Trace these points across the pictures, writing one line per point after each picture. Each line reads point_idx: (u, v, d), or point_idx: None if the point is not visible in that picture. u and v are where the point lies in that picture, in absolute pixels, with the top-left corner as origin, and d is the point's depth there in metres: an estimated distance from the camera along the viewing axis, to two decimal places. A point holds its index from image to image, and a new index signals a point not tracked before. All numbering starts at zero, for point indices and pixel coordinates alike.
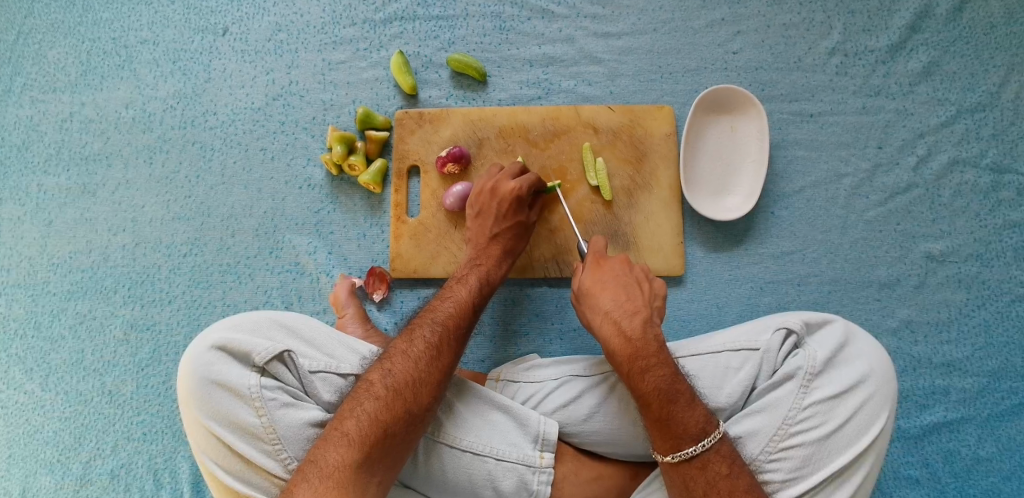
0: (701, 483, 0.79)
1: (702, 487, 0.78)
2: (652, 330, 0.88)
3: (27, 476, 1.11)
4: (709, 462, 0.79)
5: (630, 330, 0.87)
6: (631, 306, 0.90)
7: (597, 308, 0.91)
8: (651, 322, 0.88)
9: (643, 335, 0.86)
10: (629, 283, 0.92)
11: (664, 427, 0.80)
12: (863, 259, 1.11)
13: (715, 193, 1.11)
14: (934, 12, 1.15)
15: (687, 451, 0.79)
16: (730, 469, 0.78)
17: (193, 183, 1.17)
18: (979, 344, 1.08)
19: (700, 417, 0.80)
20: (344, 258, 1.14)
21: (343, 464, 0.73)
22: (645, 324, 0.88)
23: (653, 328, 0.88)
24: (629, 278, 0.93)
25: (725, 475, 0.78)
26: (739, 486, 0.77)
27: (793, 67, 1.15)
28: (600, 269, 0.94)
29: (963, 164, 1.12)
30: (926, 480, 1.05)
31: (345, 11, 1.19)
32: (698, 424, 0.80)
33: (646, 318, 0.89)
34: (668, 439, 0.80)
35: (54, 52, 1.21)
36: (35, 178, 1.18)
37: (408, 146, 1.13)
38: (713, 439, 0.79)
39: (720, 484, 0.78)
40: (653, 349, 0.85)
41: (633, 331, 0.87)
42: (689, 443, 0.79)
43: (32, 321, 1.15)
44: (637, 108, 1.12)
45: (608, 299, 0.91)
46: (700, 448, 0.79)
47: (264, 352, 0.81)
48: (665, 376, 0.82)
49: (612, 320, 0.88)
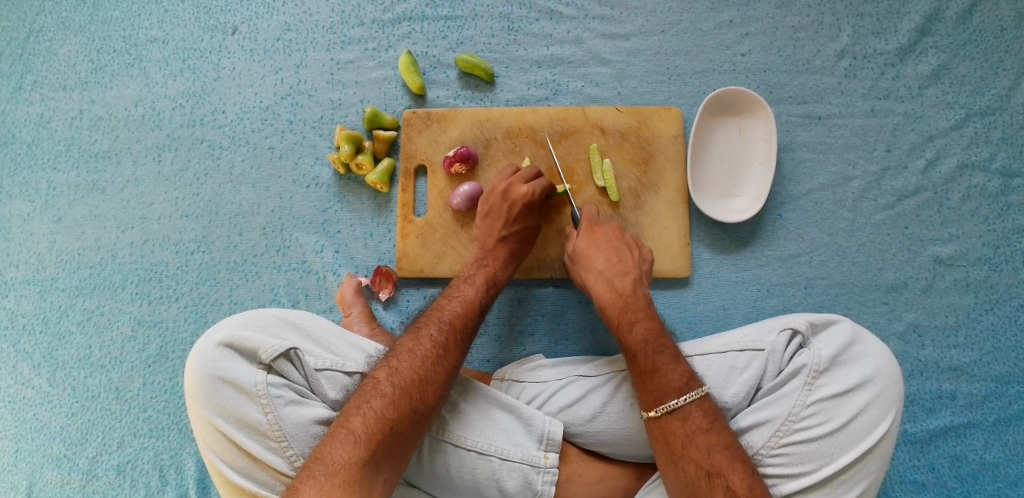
0: (680, 439, 0.80)
1: (681, 441, 0.80)
2: (641, 289, 0.95)
3: (34, 470, 1.11)
4: (689, 415, 0.81)
5: (621, 288, 0.94)
6: (622, 267, 0.97)
7: (590, 268, 0.98)
8: (640, 282, 0.96)
9: (633, 292, 0.94)
10: (621, 248, 0.99)
11: (650, 377, 0.84)
12: (870, 262, 1.11)
13: (722, 195, 1.11)
14: (944, 15, 1.14)
15: (669, 404, 0.81)
16: (711, 424, 0.80)
17: (202, 181, 1.18)
18: (986, 348, 1.08)
19: (683, 373, 0.84)
20: (351, 256, 1.14)
21: (349, 461, 0.74)
22: (635, 283, 0.95)
23: (642, 288, 0.95)
24: (620, 243, 1.00)
25: (705, 429, 0.80)
26: (718, 442, 0.78)
27: (801, 69, 1.15)
28: (593, 235, 1.00)
29: (973, 168, 1.11)
30: (932, 485, 1.05)
31: (354, 11, 1.19)
32: (681, 380, 0.83)
33: (636, 279, 0.96)
34: (653, 391, 0.83)
35: (66, 50, 1.22)
36: (45, 175, 1.19)
37: (416, 145, 1.14)
38: (696, 394, 0.82)
39: (699, 438, 0.79)
40: (642, 305, 0.93)
41: (624, 289, 0.94)
42: (672, 397, 0.82)
43: (40, 316, 1.15)
44: (644, 109, 1.12)
45: (601, 260, 0.97)
46: (682, 401, 0.81)
47: (271, 349, 0.82)
48: (652, 329, 0.89)
49: (604, 279, 0.95)
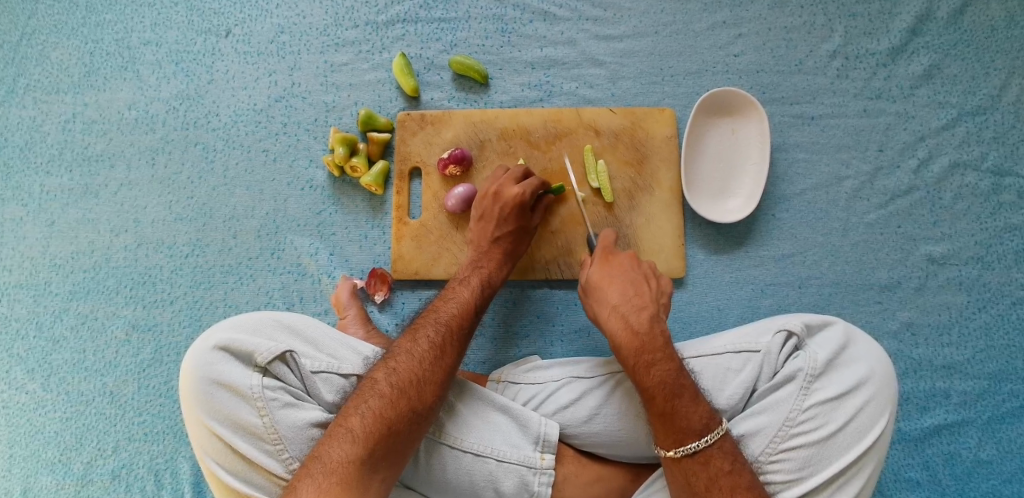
0: (703, 480, 0.79)
1: (704, 482, 0.79)
2: (659, 326, 0.88)
3: (28, 476, 1.11)
4: (711, 458, 0.80)
5: (637, 325, 0.88)
6: (638, 301, 0.91)
7: (604, 302, 0.92)
8: (658, 319, 0.89)
9: (649, 331, 0.87)
10: (637, 278, 0.93)
11: (669, 420, 0.81)
12: (864, 261, 1.11)
13: (716, 195, 1.12)
14: (935, 15, 1.15)
15: (689, 447, 0.80)
16: (733, 465, 0.79)
17: (196, 184, 1.18)
18: (979, 346, 1.09)
19: (704, 414, 0.81)
20: (346, 259, 1.14)
21: (347, 459, 0.74)
22: (652, 320, 0.88)
23: (659, 325, 0.88)
24: (636, 275, 0.94)
25: (727, 471, 0.79)
26: (740, 483, 0.78)
27: (793, 70, 1.15)
28: (608, 265, 0.96)
29: (964, 167, 1.12)
30: (927, 483, 1.05)
31: (348, 13, 1.19)
32: (701, 420, 0.81)
33: (653, 314, 0.89)
34: (672, 432, 0.81)
35: (59, 53, 1.22)
36: (38, 179, 1.19)
37: (410, 147, 1.14)
38: (716, 435, 0.80)
39: (722, 480, 0.78)
40: (659, 344, 0.86)
41: (640, 326, 0.88)
42: (692, 438, 0.80)
43: (34, 321, 1.15)
44: (638, 110, 1.13)
45: (615, 292, 0.92)
46: (703, 443, 0.80)
47: (267, 352, 0.81)
48: (670, 372, 0.83)
49: (619, 314, 0.89)
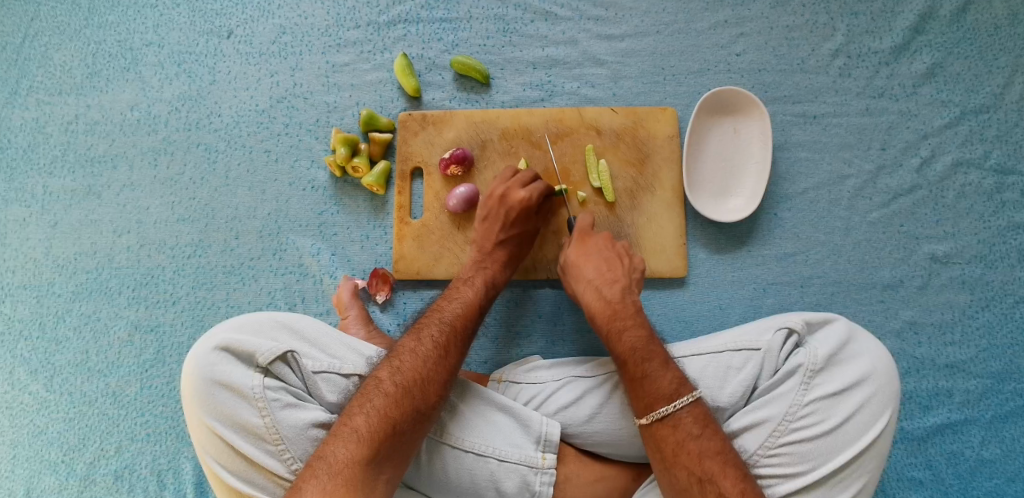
0: (672, 445, 0.79)
1: (672, 447, 0.79)
2: (630, 297, 0.96)
3: (31, 476, 1.11)
4: (681, 422, 0.80)
5: (609, 296, 0.95)
6: (611, 276, 0.97)
7: (581, 277, 0.98)
8: (629, 290, 0.96)
9: (621, 300, 0.95)
10: (611, 256, 0.99)
11: (640, 385, 0.84)
12: (866, 260, 1.11)
13: (718, 195, 1.12)
14: (938, 13, 1.15)
15: (660, 411, 0.81)
16: (702, 430, 0.79)
17: (198, 185, 1.18)
18: (982, 345, 1.08)
19: (673, 379, 0.83)
20: (347, 259, 1.14)
21: (352, 460, 0.74)
22: (623, 291, 0.96)
23: (631, 295, 0.96)
24: (611, 253, 1.00)
25: (695, 436, 0.79)
26: (709, 448, 0.78)
27: (796, 69, 1.15)
28: (585, 245, 1.01)
29: (968, 165, 1.12)
30: (930, 482, 1.05)
31: (350, 14, 1.20)
32: (671, 385, 0.82)
33: (625, 286, 0.96)
34: (643, 398, 0.83)
35: (62, 55, 1.22)
36: (41, 180, 1.19)
37: (412, 147, 1.14)
38: (687, 400, 0.81)
39: (689, 444, 0.78)
40: (631, 312, 0.93)
41: (612, 297, 0.95)
42: (663, 403, 0.81)
43: (37, 322, 1.15)
44: (640, 109, 1.13)
45: (590, 269, 0.98)
46: (672, 408, 0.80)
47: (268, 352, 0.82)
48: (641, 336, 0.89)
49: (593, 287, 0.96)
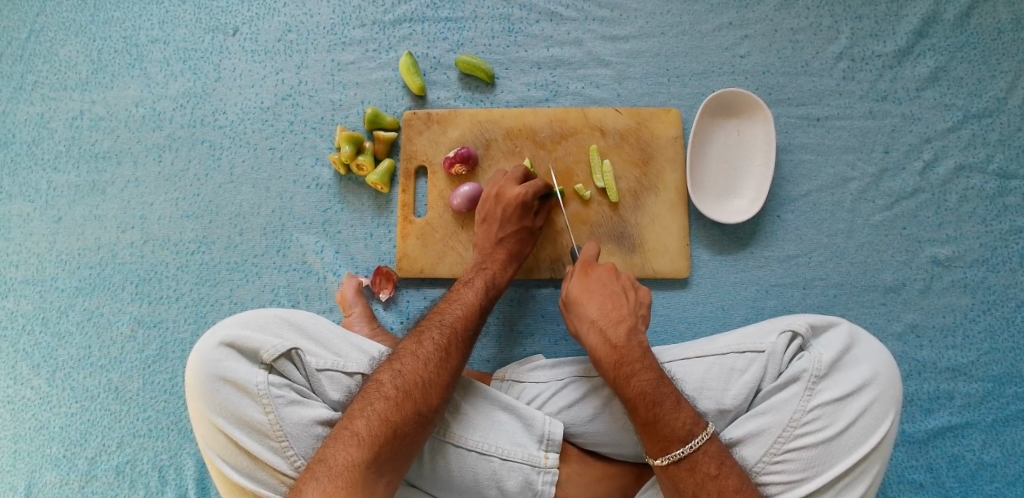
0: (690, 485, 0.80)
1: (691, 488, 0.79)
2: (637, 338, 0.89)
3: (33, 471, 1.11)
4: (697, 464, 0.80)
5: (615, 339, 0.88)
6: (616, 315, 0.91)
7: (584, 317, 0.92)
8: (635, 331, 0.90)
9: (627, 344, 0.88)
10: (616, 292, 0.93)
11: (653, 426, 0.82)
12: (869, 263, 1.11)
13: (721, 196, 1.12)
14: (942, 17, 1.15)
15: (676, 453, 0.80)
16: (719, 469, 0.79)
17: (202, 182, 1.18)
18: (984, 349, 1.08)
19: (687, 420, 0.82)
20: (351, 257, 1.14)
21: (354, 464, 0.74)
22: (629, 333, 0.89)
23: (637, 337, 0.89)
24: (615, 287, 0.94)
25: (714, 476, 0.79)
26: (727, 486, 0.78)
27: (799, 71, 1.16)
28: (588, 278, 0.96)
29: (970, 169, 1.12)
30: (930, 485, 1.05)
31: (355, 12, 1.20)
32: (684, 426, 0.81)
33: (631, 328, 0.90)
34: (657, 441, 0.81)
35: (66, 50, 1.22)
36: (45, 175, 1.19)
37: (416, 146, 1.14)
38: (701, 439, 0.80)
39: (709, 486, 0.79)
40: (638, 355, 0.87)
41: (618, 340, 0.88)
42: (677, 446, 0.80)
43: (41, 316, 1.15)
44: (644, 111, 1.13)
45: (594, 308, 0.92)
46: (688, 449, 0.80)
47: (273, 349, 0.82)
48: (651, 381, 0.84)
49: (597, 329, 0.90)
